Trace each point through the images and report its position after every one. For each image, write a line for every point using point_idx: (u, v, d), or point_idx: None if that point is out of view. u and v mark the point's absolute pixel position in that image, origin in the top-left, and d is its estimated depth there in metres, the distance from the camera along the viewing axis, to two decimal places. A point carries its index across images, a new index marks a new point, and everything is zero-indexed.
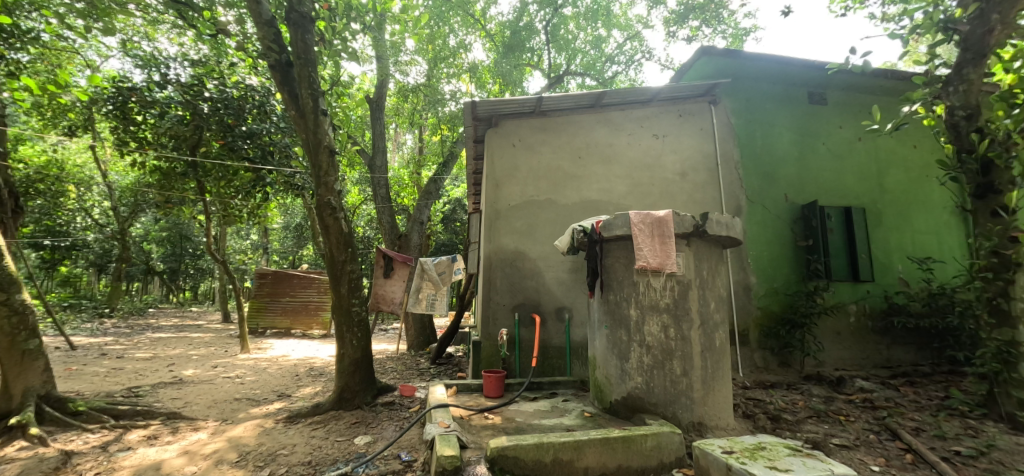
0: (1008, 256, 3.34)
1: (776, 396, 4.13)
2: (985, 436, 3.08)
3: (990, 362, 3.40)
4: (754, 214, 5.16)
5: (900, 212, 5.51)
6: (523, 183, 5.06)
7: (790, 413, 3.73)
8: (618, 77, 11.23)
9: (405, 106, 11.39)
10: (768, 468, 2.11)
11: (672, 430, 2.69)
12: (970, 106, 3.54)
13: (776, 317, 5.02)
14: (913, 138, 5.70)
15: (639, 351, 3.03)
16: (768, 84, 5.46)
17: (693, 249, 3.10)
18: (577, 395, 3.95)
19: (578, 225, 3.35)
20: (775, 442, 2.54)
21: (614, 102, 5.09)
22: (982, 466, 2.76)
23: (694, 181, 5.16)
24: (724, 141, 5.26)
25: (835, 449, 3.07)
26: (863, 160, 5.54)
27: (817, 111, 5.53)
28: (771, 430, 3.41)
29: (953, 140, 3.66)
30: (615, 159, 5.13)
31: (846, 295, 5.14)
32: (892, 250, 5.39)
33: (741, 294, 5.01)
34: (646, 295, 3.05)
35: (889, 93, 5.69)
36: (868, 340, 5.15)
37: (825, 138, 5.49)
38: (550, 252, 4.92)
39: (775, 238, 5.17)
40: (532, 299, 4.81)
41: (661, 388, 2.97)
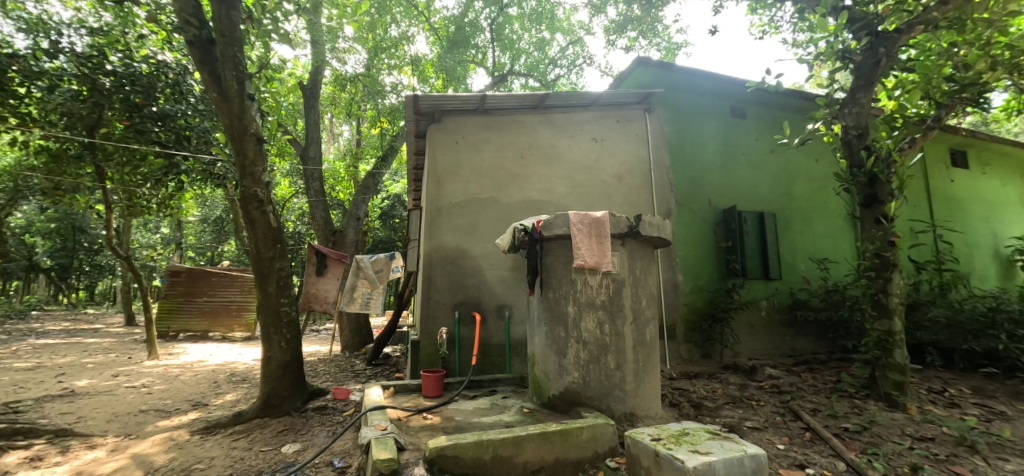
0: (888, 257, 3.85)
1: (698, 385, 4.47)
2: (867, 414, 3.55)
3: (873, 349, 3.91)
4: (683, 217, 5.54)
5: (805, 218, 6.17)
6: (465, 181, 5.02)
7: (711, 400, 4.05)
8: (560, 79, 11.53)
9: (342, 96, 10.82)
10: (691, 452, 2.27)
11: (606, 421, 2.81)
12: (861, 127, 4.04)
13: (700, 312, 5.41)
14: (815, 152, 6.40)
15: (576, 346, 3.14)
16: (696, 96, 5.88)
17: (627, 248, 3.24)
18: (516, 392, 4.00)
19: (519, 223, 3.38)
20: (697, 428, 2.75)
21: (556, 104, 5.20)
22: (865, 440, 3.18)
23: (630, 184, 5.40)
24: (657, 147, 5.57)
25: (747, 431, 3.39)
26: (775, 170, 6.13)
27: (738, 124, 6.04)
28: (693, 417, 3.68)
29: (848, 156, 4.15)
30: (557, 160, 5.25)
31: (758, 292, 5.67)
32: (798, 252, 6.03)
33: (670, 291, 5.35)
34: (583, 292, 3.16)
35: (798, 111, 6.34)
36: (777, 331, 5.72)
37: (744, 149, 6.01)
38: (491, 250, 4.92)
39: (700, 239, 5.58)
40: (473, 297, 4.80)
41: (596, 381, 3.09)
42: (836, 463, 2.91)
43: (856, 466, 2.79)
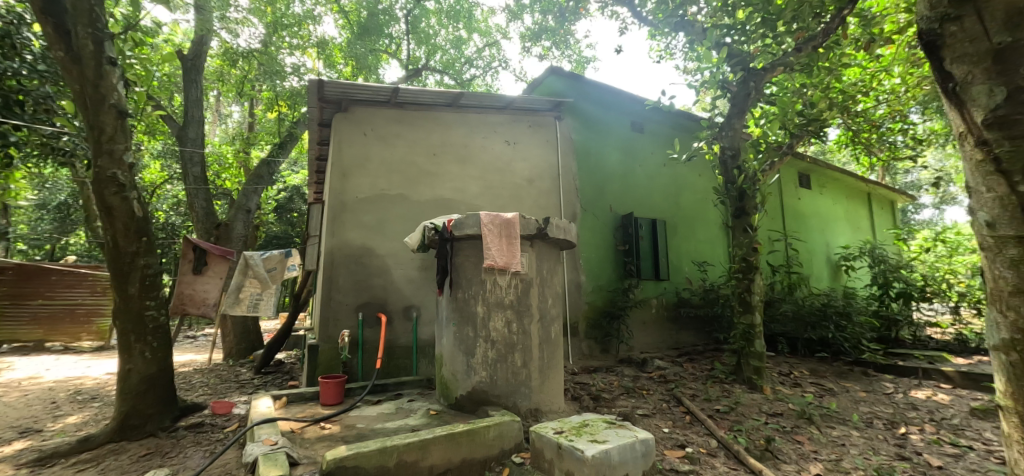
0: (752, 261, 4.49)
1: (597, 378, 4.79)
2: (734, 396, 4.10)
3: (739, 340, 4.53)
4: (587, 221, 5.90)
5: (689, 226, 6.95)
6: (373, 176, 4.79)
7: (607, 392, 4.36)
8: (475, 79, 11.59)
9: (233, 72, 9.65)
10: (590, 441, 2.42)
11: (512, 418, 2.87)
12: (734, 148, 4.68)
13: (600, 310, 5.80)
14: (698, 168, 7.25)
15: (484, 346, 3.16)
16: (602, 109, 6.30)
17: (535, 250, 3.35)
18: (423, 394, 3.91)
19: (429, 222, 3.31)
20: (595, 418, 2.94)
21: (470, 104, 5.20)
22: (732, 419, 3.67)
23: (540, 187, 5.58)
24: (566, 154, 5.85)
25: (638, 418, 3.71)
26: (666, 181, 6.81)
27: (637, 137, 6.60)
28: (592, 408, 3.93)
29: (724, 172, 4.77)
30: (469, 160, 5.25)
31: (650, 290, 6.25)
32: (682, 255, 6.77)
33: (574, 291, 5.65)
34: (492, 292, 3.20)
35: (686, 130, 7.10)
36: (665, 326, 6.35)
37: (641, 161, 6.58)
38: (399, 249, 4.75)
39: (602, 243, 5.99)
40: (379, 297, 4.59)
41: (503, 380, 3.15)
42: (709, 441, 3.31)
43: (725, 442, 3.21)
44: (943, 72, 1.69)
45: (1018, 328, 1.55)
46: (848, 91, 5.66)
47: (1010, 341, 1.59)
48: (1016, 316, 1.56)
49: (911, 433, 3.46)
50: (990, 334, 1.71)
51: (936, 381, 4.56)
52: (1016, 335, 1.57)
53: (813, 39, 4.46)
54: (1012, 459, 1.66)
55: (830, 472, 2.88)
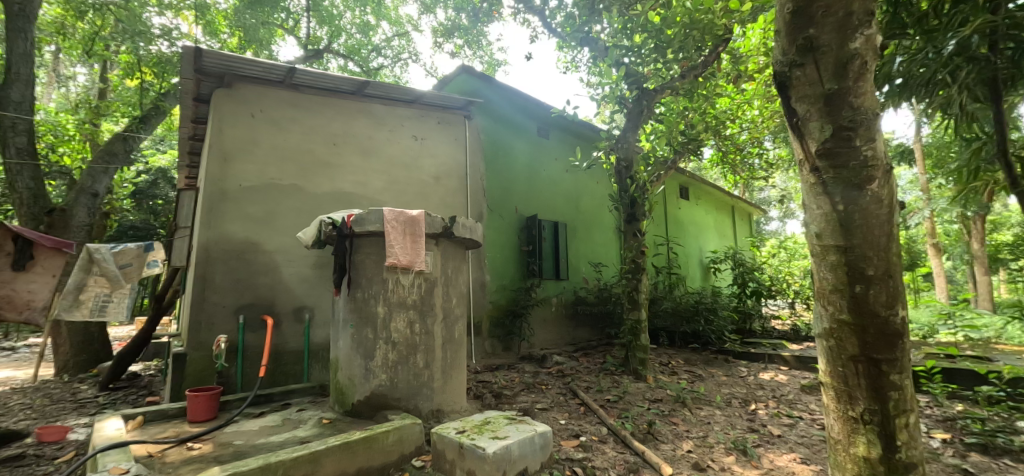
0: (639, 263, 4.96)
1: (499, 376, 4.88)
2: (623, 386, 4.49)
3: (628, 334, 4.97)
4: (493, 221, 5.99)
5: (587, 229, 7.44)
6: (262, 163, 4.29)
7: (509, 389, 4.47)
8: (383, 69, 11.05)
9: (76, 25, 7.90)
10: (491, 439, 2.46)
11: (413, 421, 2.79)
12: (628, 160, 5.12)
13: (504, 309, 5.92)
14: (597, 176, 7.79)
15: (384, 348, 3.02)
16: (511, 112, 6.45)
17: (440, 249, 3.29)
18: (315, 402, 3.60)
19: (326, 216, 3.05)
20: (496, 416, 2.99)
21: (376, 94, 4.94)
22: (620, 407, 4.01)
23: (447, 186, 5.51)
24: (474, 154, 5.86)
25: (538, 412, 3.86)
26: (568, 186, 7.20)
27: (543, 143, 6.87)
28: (494, 405, 3.99)
29: (619, 181, 5.19)
30: (374, 153, 4.98)
31: (551, 290, 6.56)
32: (580, 257, 7.23)
33: (478, 290, 5.69)
34: (395, 292, 3.07)
35: (587, 140, 7.59)
36: (563, 324, 6.71)
37: (546, 166, 6.88)
38: (290, 243, 4.31)
39: (507, 243, 6.13)
40: (264, 298, 4.11)
41: (403, 382, 3.04)
42: (601, 429, 3.58)
43: (614, 428, 3.50)
44: (790, 107, 2.02)
45: (836, 319, 1.94)
46: (720, 118, 6.55)
47: (829, 329, 1.98)
48: (834, 309, 1.95)
49: (758, 409, 4.12)
50: (817, 325, 2.11)
51: (776, 364, 5.50)
52: (834, 325, 1.95)
53: (694, 68, 5.07)
54: (829, 424, 2.06)
55: (699, 447, 3.30)
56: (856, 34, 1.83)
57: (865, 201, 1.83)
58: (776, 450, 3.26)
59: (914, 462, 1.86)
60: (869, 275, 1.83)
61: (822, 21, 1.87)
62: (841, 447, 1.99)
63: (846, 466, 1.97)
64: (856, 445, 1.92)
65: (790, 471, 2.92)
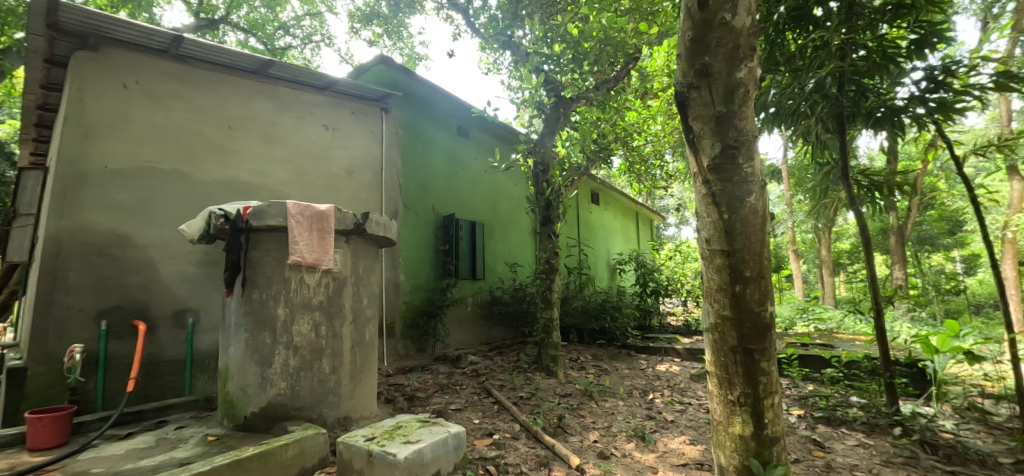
0: (553, 263, 5.16)
1: (413, 378, 4.74)
2: (535, 383, 4.64)
3: (541, 332, 5.14)
4: (409, 219, 5.81)
5: (503, 230, 7.56)
6: (135, 142, 3.67)
7: (423, 391, 4.36)
8: (291, 50, 10.13)
9: None
10: (403, 443, 2.38)
11: (317, 431, 2.59)
12: (545, 164, 5.29)
13: (418, 309, 5.77)
14: (514, 178, 7.95)
15: (284, 353, 2.76)
16: (431, 109, 6.31)
17: (351, 246, 3.09)
18: (199, 418, 3.16)
19: (217, 207, 2.72)
20: (408, 419, 2.91)
21: (282, 76, 4.50)
22: (532, 403, 4.14)
23: (360, 180, 5.21)
24: (390, 148, 5.63)
25: (452, 413, 3.83)
26: (486, 187, 7.24)
27: (462, 142, 6.82)
28: (407, 409, 3.86)
29: (535, 185, 5.34)
30: (277, 140, 4.53)
31: (467, 289, 6.54)
32: (496, 257, 7.32)
33: (391, 290, 5.48)
34: (298, 292, 2.82)
35: (506, 142, 7.70)
36: (479, 323, 6.74)
37: (464, 165, 6.84)
38: (170, 237, 3.75)
39: (423, 242, 5.98)
40: (134, 299, 3.51)
41: (307, 390, 2.80)
42: (514, 426, 3.65)
43: (526, 424, 3.60)
44: (687, 125, 2.26)
45: (720, 315, 2.20)
46: (629, 130, 7.09)
47: (714, 324, 2.24)
48: (719, 306, 2.21)
49: (655, 398, 4.53)
50: (704, 320, 2.37)
51: (670, 357, 6.10)
52: (718, 320, 2.22)
53: (607, 82, 5.41)
54: (713, 408, 2.32)
55: (603, 437, 3.54)
56: (741, 65, 2.10)
57: (744, 211, 2.12)
58: (670, 434, 3.61)
59: (776, 436, 2.19)
60: (746, 276, 2.11)
61: (716, 50, 2.10)
62: (722, 427, 2.27)
63: (725, 443, 2.25)
64: (733, 424, 2.20)
65: (681, 452, 3.25)
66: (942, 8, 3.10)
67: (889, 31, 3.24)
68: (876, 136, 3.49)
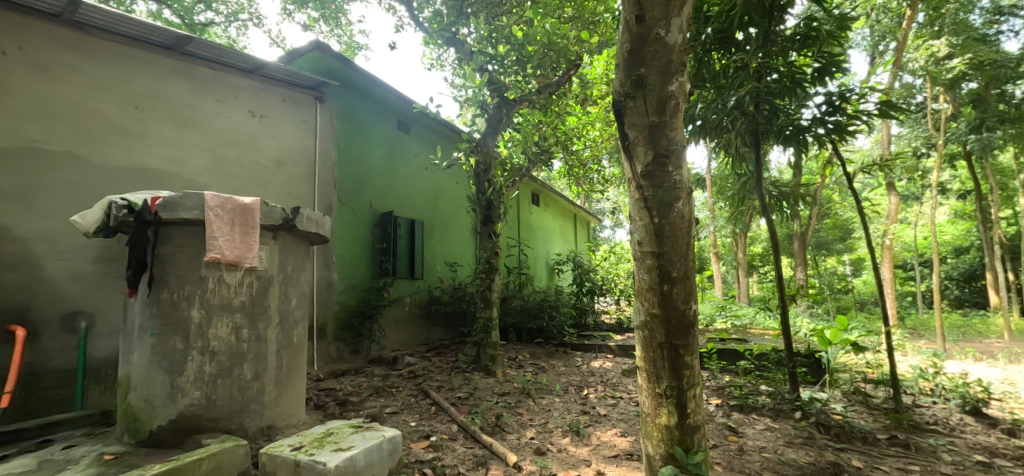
0: (493, 263, 5.17)
1: (345, 382, 4.52)
2: (473, 383, 4.63)
3: (480, 332, 5.13)
4: (344, 216, 5.53)
5: (443, 229, 7.46)
6: (16, 118, 3.15)
7: (356, 395, 4.18)
8: (212, 27, 9.23)
9: None
10: (334, 451, 2.27)
11: (236, 443, 2.38)
12: (487, 163, 5.29)
13: (352, 310, 5.52)
14: (455, 176, 7.88)
15: (199, 359, 2.51)
16: (370, 101, 6.07)
17: (279, 243, 2.88)
18: (93, 434, 2.78)
19: (117, 196, 2.44)
20: (340, 425, 2.78)
21: (203, 54, 4.11)
22: (470, 403, 4.13)
23: (289, 172, 4.91)
24: (325, 140, 5.35)
25: (387, 417, 3.71)
26: (427, 184, 7.10)
27: (403, 138, 6.63)
28: (338, 414, 3.68)
29: (477, 184, 5.33)
30: (194, 125, 4.13)
31: (404, 289, 6.37)
32: (436, 256, 7.21)
33: (322, 289, 5.19)
34: (216, 292, 2.58)
35: (448, 139, 7.61)
36: (417, 323, 6.60)
37: (404, 161, 6.64)
38: (58, 229, 3.26)
39: (359, 239, 5.72)
40: (8, 301, 3.00)
41: (225, 398, 2.57)
42: (451, 427, 3.62)
43: (464, 425, 3.59)
44: (624, 132, 2.37)
45: (649, 313, 2.34)
46: (569, 134, 7.30)
47: (644, 322, 2.38)
48: (648, 304, 2.35)
49: (589, 393, 4.72)
50: (635, 318, 2.51)
51: (604, 353, 6.38)
52: (647, 318, 2.36)
53: (549, 86, 5.53)
54: (642, 401, 2.46)
55: (540, 433, 3.62)
56: (673, 79, 2.24)
57: (673, 216, 2.27)
58: (602, 428, 3.77)
59: (697, 424, 2.37)
60: (673, 276, 2.27)
61: (651, 63, 2.23)
62: (650, 419, 2.41)
63: (653, 433, 2.40)
64: (660, 415, 2.36)
65: (612, 444, 3.42)
66: (839, 42, 3.55)
67: (797, 59, 3.64)
68: (785, 151, 3.91)
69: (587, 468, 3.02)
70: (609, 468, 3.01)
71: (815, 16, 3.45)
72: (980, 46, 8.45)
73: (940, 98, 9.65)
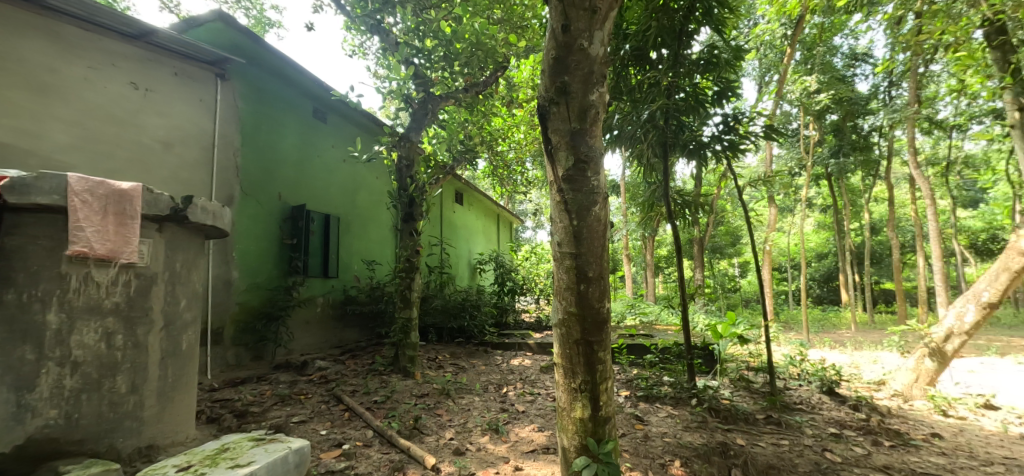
0: (414, 262, 5.01)
1: (245, 391, 4.10)
2: (390, 386, 4.46)
3: (398, 333, 4.96)
4: (247, 207, 5.01)
5: (362, 225, 7.10)
6: None
7: (258, 405, 3.81)
8: None
9: None
10: (230, 468, 2.05)
11: (105, 468, 2.04)
12: (410, 159, 5.12)
13: (255, 311, 5.02)
14: (376, 170, 7.55)
15: (56, 372, 2.09)
16: (282, 83, 5.58)
17: (165, 236, 2.52)
18: None
19: None
20: (237, 440, 2.52)
21: (70, 12, 3.56)
22: (387, 406, 3.98)
23: (180, 155, 4.37)
24: (227, 122, 4.82)
25: (293, 427, 3.43)
26: (345, 178, 6.71)
27: (318, 126, 6.19)
28: (236, 427, 3.33)
29: (398, 180, 5.13)
30: (56, 93, 3.55)
31: (316, 289, 5.95)
32: (353, 253, 6.83)
33: (219, 289, 4.66)
34: (80, 292, 2.18)
35: (370, 132, 7.27)
36: (329, 325, 6.20)
37: (319, 151, 6.20)
38: None
39: (264, 234, 5.21)
40: None
41: (91, 417, 2.18)
42: (366, 433, 3.45)
43: (380, 429, 3.44)
44: (546, 136, 2.44)
45: (566, 311, 2.44)
46: (495, 135, 7.36)
47: (562, 320, 2.47)
48: (566, 303, 2.45)
49: (508, 391, 4.79)
50: (553, 316, 2.59)
51: (523, 351, 6.53)
52: (565, 316, 2.45)
53: (477, 85, 5.51)
54: (559, 396, 2.55)
55: (459, 433, 3.60)
56: (594, 89, 2.36)
57: (590, 219, 2.39)
58: (520, 424, 3.85)
59: (608, 416, 2.51)
60: (590, 276, 2.39)
61: (574, 72, 2.32)
62: (565, 413, 2.51)
63: (568, 427, 2.50)
64: (575, 409, 2.46)
65: (530, 439, 3.51)
66: (734, 70, 3.99)
67: (701, 81, 4.02)
68: (689, 164, 4.31)
69: (505, 464, 3.07)
70: (526, 463, 3.09)
71: (716, 45, 3.87)
72: (840, 85, 10.09)
73: (810, 126, 11.32)
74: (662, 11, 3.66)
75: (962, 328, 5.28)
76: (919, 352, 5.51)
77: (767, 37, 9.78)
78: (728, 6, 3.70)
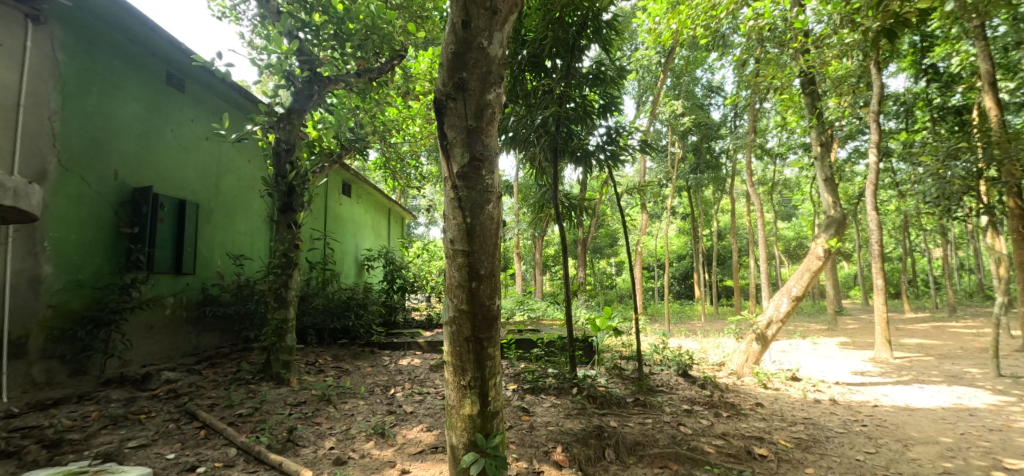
0: (292, 257, 4.52)
1: (58, 415, 3.28)
2: (259, 396, 3.97)
3: (270, 336, 4.44)
4: (65, 186, 4.03)
5: (227, 214, 6.22)
6: None
7: (77, 431, 3.09)
8: None
9: None
10: None
11: None
12: (290, 143, 4.58)
13: (75, 316, 4.05)
14: (247, 152, 6.67)
15: None
16: (123, 38, 4.60)
17: None
18: None
19: None
20: None
21: None
22: (254, 420, 3.54)
23: None
24: (38, 78, 3.82)
25: (129, 453, 2.86)
26: (205, 158, 5.79)
27: (172, 95, 5.24)
28: (46, 462, 2.66)
29: (275, 165, 4.56)
30: None
31: (164, 287, 5.04)
32: (215, 246, 5.94)
33: (22, 288, 3.68)
34: None
35: (240, 108, 6.40)
36: (181, 330, 5.29)
37: (172, 124, 5.26)
38: None
39: (90, 220, 4.26)
40: None
41: None
42: (227, 451, 3.03)
43: (245, 446, 3.04)
44: (443, 129, 2.40)
45: (457, 309, 2.43)
46: (387, 125, 7.01)
47: (453, 317, 2.46)
48: (457, 301, 2.43)
49: (396, 392, 4.63)
50: (444, 314, 2.56)
51: (412, 350, 6.36)
52: (456, 313, 2.44)
53: (369, 71, 5.20)
54: (449, 394, 2.53)
55: (340, 442, 3.36)
56: (491, 89, 2.39)
57: (484, 217, 2.42)
58: (408, 426, 3.74)
59: (496, 410, 2.57)
60: (482, 274, 2.42)
61: (472, 70, 2.32)
62: (455, 410, 2.50)
63: (457, 424, 2.50)
64: (464, 406, 2.47)
65: (418, 440, 3.43)
66: (618, 87, 4.38)
67: (588, 94, 4.34)
68: (576, 170, 4.61)
69: (391, 469, 2.95)
70: (413, 465, 3.01)
71: (603, 62, 4.20)
72: (699, 111, 11.79)
73: (676, 143, 13.01)
74: (557, 24, 3.86)
75: (778, 316, 6.50)
76: (749, 337, 6.64)
77: (646, 61, 10.97)
78: (614, 28, 4.05)
